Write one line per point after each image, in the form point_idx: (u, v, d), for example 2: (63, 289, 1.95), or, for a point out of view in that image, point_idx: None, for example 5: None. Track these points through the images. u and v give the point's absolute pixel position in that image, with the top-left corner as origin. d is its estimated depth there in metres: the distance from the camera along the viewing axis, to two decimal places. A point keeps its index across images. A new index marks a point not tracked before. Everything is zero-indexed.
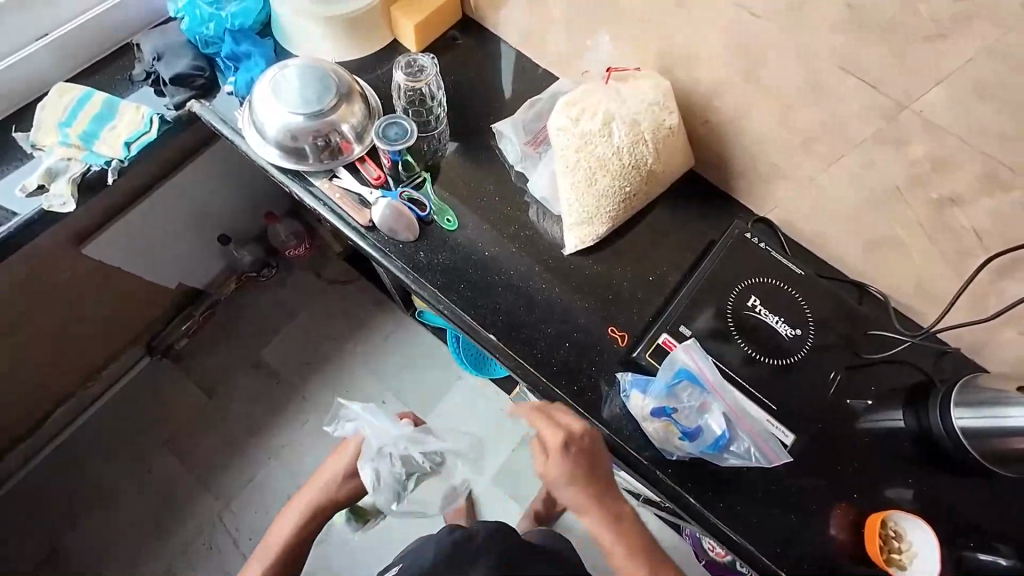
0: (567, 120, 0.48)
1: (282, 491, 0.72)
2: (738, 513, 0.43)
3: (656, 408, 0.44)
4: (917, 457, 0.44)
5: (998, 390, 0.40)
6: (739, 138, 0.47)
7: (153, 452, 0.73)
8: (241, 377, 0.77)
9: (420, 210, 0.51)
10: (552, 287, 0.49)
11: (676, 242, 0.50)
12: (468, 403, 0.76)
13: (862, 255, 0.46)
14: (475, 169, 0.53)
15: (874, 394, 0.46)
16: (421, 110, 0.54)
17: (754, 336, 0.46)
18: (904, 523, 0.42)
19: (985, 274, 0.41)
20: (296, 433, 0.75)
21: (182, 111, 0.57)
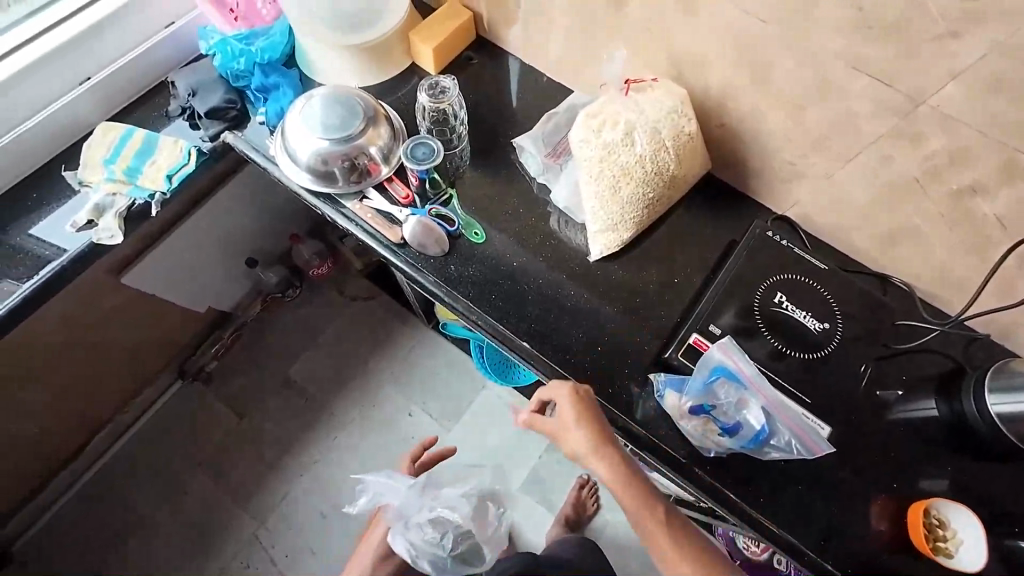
0: (588, 132, 0.49)
1: (316, 508, 0.73)
2: (779, 509, 0.43)
3: (694, 406, 0.45)
4: (952, 444, 0.44)
5: None
6: (754, 140, 0.48)
7: (187, 475, 0.74)
8: (270, 397, 0.78)
9: (449, 226, 0.52)
10: (581, 293, 0.50)
11: (698, 244, 0.51)
12: (497, 413, 0.77)
13: (883, 248, 0.47)
14: (497, 183, 0.54)
15: (906, 383, 0.46)
16: (444, 129, 0.55)
17: (783, 332, 0.46)
18: (946, 510, 0.42)
19: (1008, 262, 0.41)
20: (325, 450, 0.76)
21: (217, 142, 0.59)
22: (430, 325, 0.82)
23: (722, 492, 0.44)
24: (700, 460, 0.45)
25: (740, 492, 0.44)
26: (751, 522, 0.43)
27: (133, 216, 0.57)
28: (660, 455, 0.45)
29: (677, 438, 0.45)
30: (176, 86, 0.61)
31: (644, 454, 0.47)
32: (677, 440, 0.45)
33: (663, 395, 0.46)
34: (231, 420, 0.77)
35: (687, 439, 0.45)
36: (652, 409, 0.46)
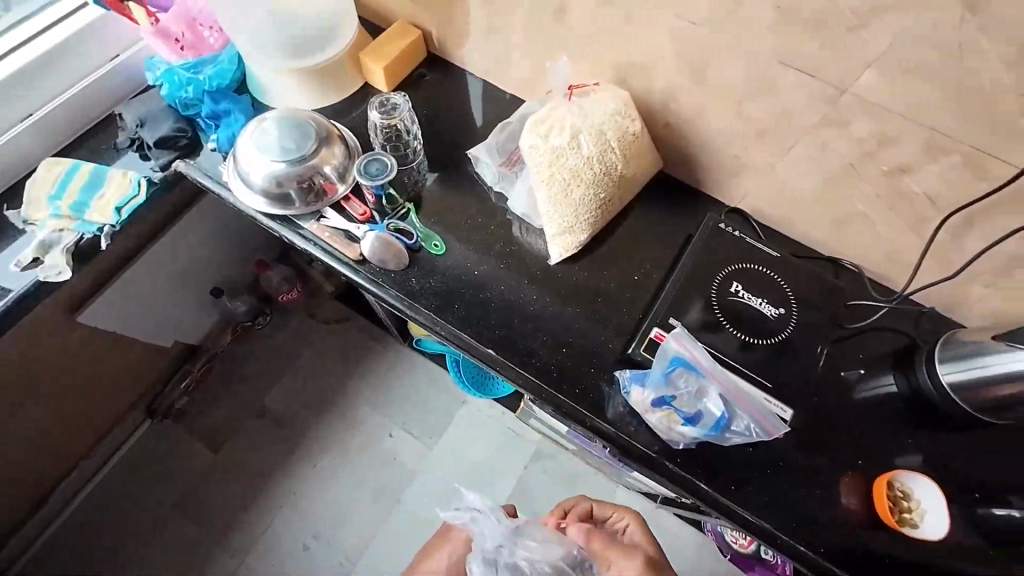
0: (537, 139, 0.50)
1: (299, 538, 0.72)
2: (756, 496, 0.44)
3: (656, 399, 0.45)
4: (913, 417, 0.45)
5: (978, 340, 0.41)
6: (698, 137, 0.50)
7: (164, 517, 0.73)
8: (247, 427, 0.77)
9: (408, 240, 0.52)
10: (543, 296, 0.50)
11: (657, 240, 0.52)
12: (478, 425, 0.77)
13: (830, 232, 0.49)
14: (457, 195, 0.55)
15: (864, 362, 0.47)
16: (398, 144, 0.56)
17: (742, 321, 0.47)
18: (909, 481, 0.43)
19: (943, 235, 0.43)
20: (307, 477, 0.75)
21: (168, 171, 0.58)
22: (406, 344, 0.81)
23: (697, 484, 0.44)
24: (672, 452, 0.45)
25: (711, 481, 0.44)
26: (733, 514, 0.43)
27: (83, 251, 0.56)
28: (635, 454, 0.46)
29: (648, 434, 0.46)
30: (124, 118, 0.60)
31: (621, 455, 0.47)
32: (647, 435, 0.46)
33: (629, 391, 0.46)
34: (207, 456, 0.76)
35: (656, 434, 0.46)
36: (621, 406, 0.47)
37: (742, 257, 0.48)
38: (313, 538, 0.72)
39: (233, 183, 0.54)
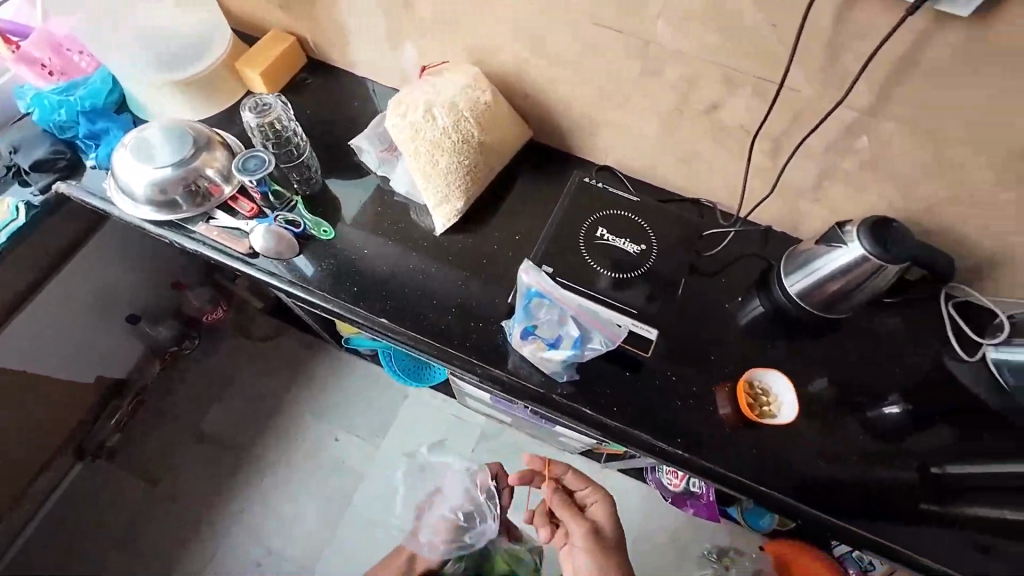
0: (397, 120, 0.97)
1: (262, 532, 1.29)
2: (603, 403, 0.88)
3: (524, 330, 0.89)
4: (781, 321, 0.94)
5: (812, 249, 0.86)
6: (503, 106, 0.99)
7: (146, 523, 1.29)
8: (189, 446, 1.36)
9: (296, 228, 0.98)
10: (432, 266, 0.97)
11: (527, 212, 1.02)
12: (420, 410, 1.40)
13: (677, 136, 0.93)
14: (381, 206, 1.02)
15: (742, 295, 0.97)
16: (280, 141, 1.02)
17: (623, 263, 0.93)
18: (769, 383, 0.90)
19: (744, 143, 0.89)
20: (240, 489, 1.32)
21: (229, 242, 0.96)
22: (339, 344, 1.43)
23: (572, 409, 0.88)
24: (554, 384, 0.90)
25: (591, 403, 0.88)
26: (587, 416, 0.88)
27: None
28: (530, 394, 0.90)
29: (538, 376, 0.90)
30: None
31: (496, 386, 0.91)
32: (539, 378, 0.90)
33: (509, 329, 0.92)
34: (142, 488, 1.32)
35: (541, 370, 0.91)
36: (516, 360, 0.91)
37: (610, 221, 0.96)
38: (263, 557, 1.27)
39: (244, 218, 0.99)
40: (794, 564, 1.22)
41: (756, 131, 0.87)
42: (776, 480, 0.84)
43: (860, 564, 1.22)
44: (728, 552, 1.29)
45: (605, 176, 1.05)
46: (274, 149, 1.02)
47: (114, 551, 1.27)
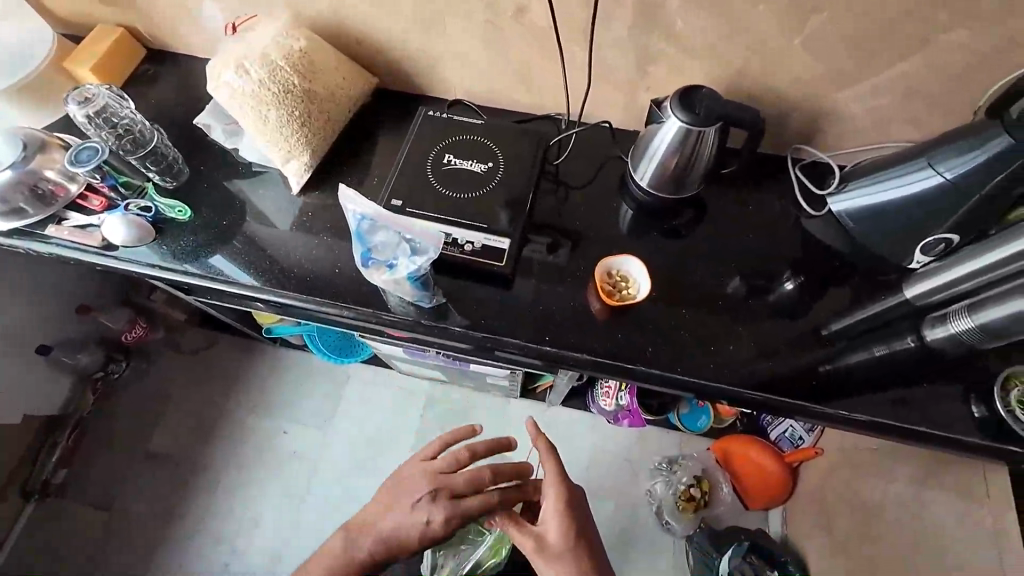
0: (239, 62, 0.98)
1: (294, 459, 1.68)
2: (636, 365, 0.95)
3: (365, 257, 0.84)
4: (835, 275, 1.02)
5: (903, 175, 0.90)
6: (554, 58, 1.02)
7: (193, 464, 1.68)
8: (183, 361, 1.79)
9: (148, 213, 1.04)
10: (468, 209, 1.02)
11: (574, 157, 1.13)
12: (387, 390, 1.77)
13: (745, 83, 0.99)
14: (420, 149, 1.08)
15: (789, 269, 1.03)
16: (220, 66, 0.99)
17: (637, 203, 1.09)
18: (625, 266, 1.01)
19: (798, 88, 0.98)
20: (270, 430, 1.72)
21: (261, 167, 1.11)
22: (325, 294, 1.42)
23: (591, 367, 0.95)
24: (581, 347, 0.96)
25: (628, 358, 0.95)
26: (615, 373, 0.95)
27: (95, 254, 1.01)
28: (559, 349, 0.96)
29: (569, 329, 0.97)
30: None
31: (514, 347, 0.96)
32: (570, 329, 0.97)
33: (368, 274, 0.84)
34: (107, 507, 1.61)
35: (410, 308, 0.97)
36: (424, 310, 0.97)
37: (636, 157, 1.02)
38: (288, 427, 1.72)
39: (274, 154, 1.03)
40: (734, 455, 1.54)
41: (763, 92, 1.00)
42: (818, 396, 0.93)
43: (794, 441, 1.48)
44: (676, 459, 1.58)
45: (578, 132, 1.14)
46: (115, 138, 1.04)
47: (94, 561, 1.56)
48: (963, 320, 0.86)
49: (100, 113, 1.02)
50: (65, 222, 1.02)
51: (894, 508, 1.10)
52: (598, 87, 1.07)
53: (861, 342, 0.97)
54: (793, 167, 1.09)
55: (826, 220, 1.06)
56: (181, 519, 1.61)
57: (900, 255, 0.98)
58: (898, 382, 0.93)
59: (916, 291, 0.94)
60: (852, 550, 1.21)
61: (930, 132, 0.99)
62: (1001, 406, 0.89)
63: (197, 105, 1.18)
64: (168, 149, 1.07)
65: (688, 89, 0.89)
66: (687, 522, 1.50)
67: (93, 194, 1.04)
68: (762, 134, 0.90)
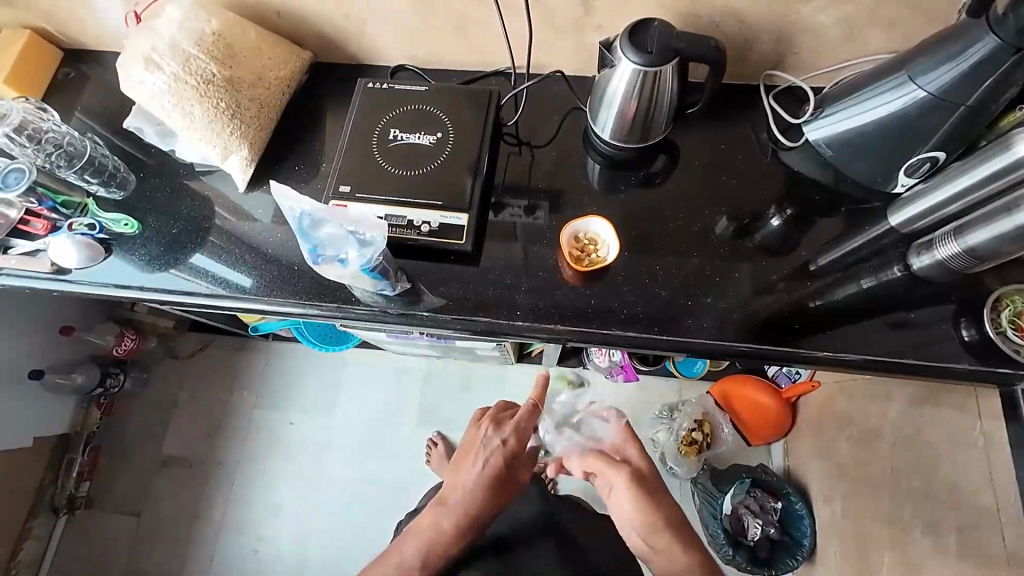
0: (150, 56, 0.90)
1: (301, 447, 1.70)
2: (616, 328, 0.91)
3: (311, 253, 0.79)
4: (818, 207, 0.98)
5: (876, 93, 0.84)
6: (493, 5, 0.94)
7: (205, 463, 1.70)
8: (181, 364, 1.81)
9: (95, 231, 0.99)
10: (425, 184, 0.96)
11: (533, 114, 1.07)
12: (385, 370, 1.77)
13: (701, 9, 0.91)
14: (368, 125, 1.01)
15: (767, 207, 0.98)
16: (131, 64, 0.91)
17: (605, 158, 1.03)
18: (594, 223, 0.97)
19: (760, 9, 0.90)
20: (275, 422, 1.73)
21: (210, 168, 1.06)
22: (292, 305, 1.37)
23: (573, 337, 0.92)
24: (559, 315, 0.92)
25: (607, 320, 0.92)
26: (597, 339, 0.91)
27: (49, 282, 0.97)
28: (536, 317, 0.92)
29: (546, 297, 0.94)
30: None
31: (491, 323, 0.92)
32: (547, 296, 0.94)
33: (318, 267, 0.80)
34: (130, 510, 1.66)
35: (380, 294, 0.93)
36: (395, 295, 0.94)
37: (594, 106, 0.94)
38: (293, 420, 1.73)
39: (210, 152, 0.97)
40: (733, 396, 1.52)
41: (723, 17, 0.93)
42: (808, 337, 0.90)
43: (791, 376, 1.47)
44: (676, 406, 1.58)
45: (530, 87, 1.07)
46: (41, 154, 0.99)
47: (126, 564, 1.61)
48: (950, 245, 0.83)
49: (21, 131, 0.97)
50: (11, 250, 0.98)
51: (889, 432, 1.11)
52: (548, 33, 0.99)
53: (848, 276, 0.93)
54: (766, 96, 1.02)
55: (805, 151, 0.99)
56: (205, 518, 1.64)
57: (884, 180, 0.93)
58: (889, 316, 0.90)
59: (902, 218, 0.90)
60: (851, 477, 1.22)
61: (907, 39, 0.91)
62: (991, 328, 0.86)
63: (129, 107, 1.11)
64: (106, 158, 1.02)
65: (639, 25, 0.81)
66: (690, 465, 1.51)
67: (34, 218, 0.99)
68: (724, 67, 0.82)
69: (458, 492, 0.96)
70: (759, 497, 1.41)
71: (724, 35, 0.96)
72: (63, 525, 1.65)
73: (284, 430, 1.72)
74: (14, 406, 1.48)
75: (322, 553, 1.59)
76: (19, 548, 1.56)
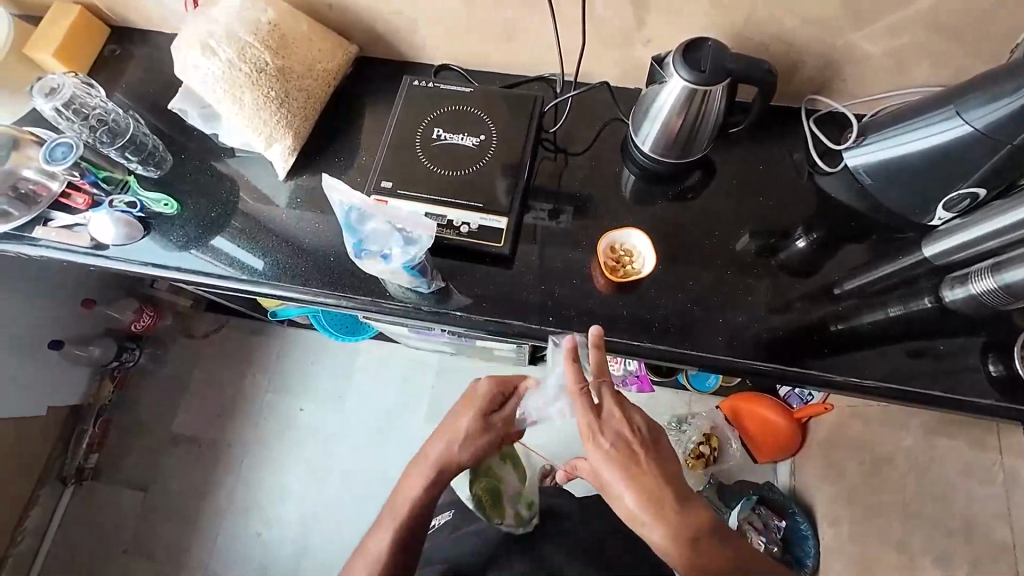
0: (206, 43, 0.92)
1: (311, 433, 1.71)
2: (644, 340, 0.92)
3: (357, 249, 0.86)
4: (853, 234, 0.98)
5: (917, 126, 0.85)
6: (545, 13, 0.95)
7: (213, 442, 1.71)
8: (195, 344, 1.82)
9: (135, 210, 1.00)
10: (465, 184, 0.97)
11: (574, 122, 1.08)
12: (399, 363, 1.78)
13: (750, 30, 0.93)
14: (411, 122, 1.02)
15: (800, 230, 0.99)
16: (186, 48, 0.93)
17: (641, 170, 1.04)
18: (628, 233, 0.98)
19: (809, 35, 0.92)
20: (285, 407, 1.74)
21: (251, 154, 1.07)
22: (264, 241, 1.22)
23: (601, 347, 0.93)
24: (588, 326, 0.93)
25: (637, 332, 0.93)
26: (625, 349, 0.92)
27: (85, 256, 0.99)
28: (567, 325, 0.93)
29: (576, 304, 0.95)
30: None
31: (520, 329, 0.93)
32: (579, 303, 0.95)
33: (361, 261, 0.86)
34: (138, 485, 1.67)
35: (414, 292, 0.94)
36: (425, 293, 0.94)
37: (638, 119, 0.96)
38: (304, 406, 1.74)
39: (255, 139, 0.98)
40: (744, 412, 1.54)
41: (773, 41, 0.94)
42: (833, 359, 0.91)
43: (803, 398, 1.47)
44: (685, 419, 1.58)
45: (574, 95, 1.08)
46: (88, 129, 1.00)
47: (130, 537, 1.63)
48: (985, 280, 0.84)
49: (69, 105, 0.98)
50: (51, 223, 0.99)
51: (904, 459, 1.12)
52: (596, 43, 1.00)
53: (877, 303, 0.94)
54: (807, 120, 1.03)
55: (842, 177, 1.00)
56: (212, 496, 1.66)
57: (922, 212, 0.94)
58: (917, 344, 0.91)
59: (935, 251, 0.92)
60: (859, 500, 1.22)
61: (952, 73, 0.92)
62: (1019, 364, 0.87)
63: (173, 89, 1.12)
64: (146, 137, 1.04)
65: (692, 43, 0.82)
66: (697, 478, 1.52)
67: (75, 192, 1.01)
68: (773, 90, 0.85)
69: (426, 466, 0.85)
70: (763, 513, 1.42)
71: (772, 57, 0.97)
72: (69, 494, 1.66)
73: (295, 415, 1.73)
74: (31, 373, 1.50)
75: (325, 539, 1.60)
76: (27, 513, 1.57)
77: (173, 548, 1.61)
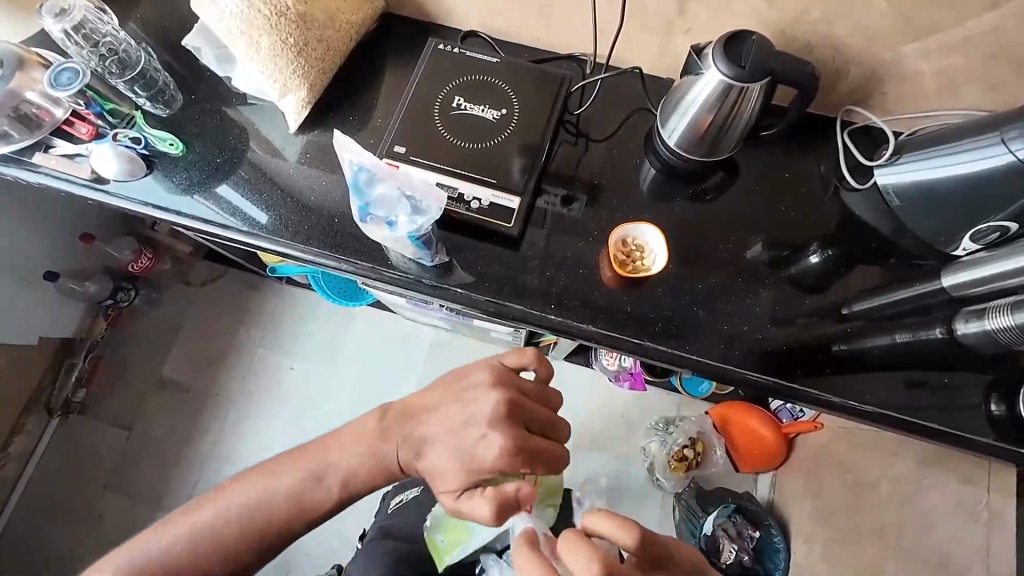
0: None
1: (298, 392, 1.71)
2: (644, 339, 0.91)
3: (360, 213, 0.84)
4: (872, 254, 0.96)
5: (954, 150, 0.82)
6: None
7: (199, 390, 1.71)
8: (191, 290, 1.80)
9: (140, 147, 0.97)
10: (479, 158, 0.94)
11: (599, 106, 1.04)
12: (394, 333, 1.77)
13: (793, 29, 0.89)
14: (432, 87, 0.98)
15: (817, 245, 0.96)
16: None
17: (661, 165, 1.00)
18: (639, 226, 0.95)
19: (854, 42, 0.88)
20: (276, 363, 1.74)
21: (263, 103, 1.03)
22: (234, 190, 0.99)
23: (598, 342, 0.91)
24: (592, 321, 0.91)
25: (638, 329, 0.91)
26: (622, 344, 0.91)
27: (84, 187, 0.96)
28: (570, 316, 0.91)
29: (580, 294, 0.93)
30: None
31: (521, 315, 0.91)
32: (583, 294, 0.93)
33: (364, 225, 0.85)
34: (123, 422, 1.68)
35: (416, 263, 0.92)
36: (424, 265, 0.92)
37: (666, 111, 0.92)
38: (294, 364, 1.73)
39: (268, 86, 0.95)
40: (733, 422, 1.53)
41: (818, 43, 0.90)
42: (833, 378, 0.89)
43: (794, 413, 1.47)
44: (673, 421, 1.56)
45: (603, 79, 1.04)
46: (98, 57, 0.96)
47: (109, 474, 1.64)
48: (1002, 317, 0.81)
49: (79, 30, 0.94)
50: (52, 150, 0.96)
51: (889, 486, 1.12)
52: (633, 25, 0.96)
53: (885, 327, 0.91)
54: (840, 132, 0.99)
55: (868, 195, 0.97)
56: (194, 443, 1.66)
57: (947, 240, 0.91)
58: (918, 374, 0.89)
59: (954, 282, 0.89)
60: (837, 520, 1.21)
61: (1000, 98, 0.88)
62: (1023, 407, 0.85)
63: (189, 25, 1.08)
64: (157, 72, 0.99)
65: (734, 37, 0.79)
66: (677, 480, 1.51)
67: (80, 121, 0.98)
68: (811, 95, 0.82)
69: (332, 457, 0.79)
70: (739, 522, 1.40)
71: (814, 61, 0.93)
72: (55, 426, 1.67)
73: (284, 373, 1.73)
74: (21, 301, 1.49)
75: None
76: (11, 440, 1.58)
77: (152, 489, 1.62)
